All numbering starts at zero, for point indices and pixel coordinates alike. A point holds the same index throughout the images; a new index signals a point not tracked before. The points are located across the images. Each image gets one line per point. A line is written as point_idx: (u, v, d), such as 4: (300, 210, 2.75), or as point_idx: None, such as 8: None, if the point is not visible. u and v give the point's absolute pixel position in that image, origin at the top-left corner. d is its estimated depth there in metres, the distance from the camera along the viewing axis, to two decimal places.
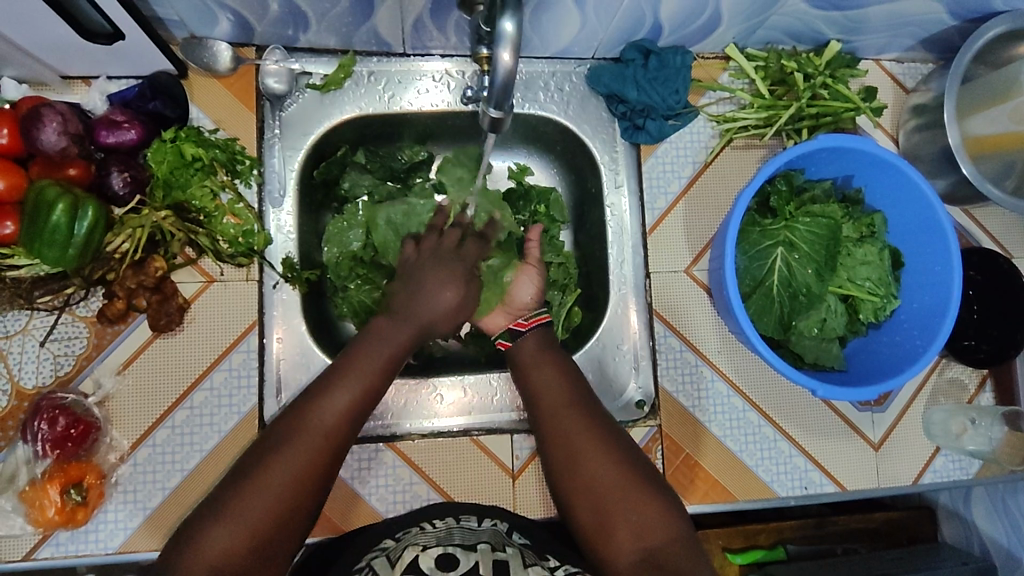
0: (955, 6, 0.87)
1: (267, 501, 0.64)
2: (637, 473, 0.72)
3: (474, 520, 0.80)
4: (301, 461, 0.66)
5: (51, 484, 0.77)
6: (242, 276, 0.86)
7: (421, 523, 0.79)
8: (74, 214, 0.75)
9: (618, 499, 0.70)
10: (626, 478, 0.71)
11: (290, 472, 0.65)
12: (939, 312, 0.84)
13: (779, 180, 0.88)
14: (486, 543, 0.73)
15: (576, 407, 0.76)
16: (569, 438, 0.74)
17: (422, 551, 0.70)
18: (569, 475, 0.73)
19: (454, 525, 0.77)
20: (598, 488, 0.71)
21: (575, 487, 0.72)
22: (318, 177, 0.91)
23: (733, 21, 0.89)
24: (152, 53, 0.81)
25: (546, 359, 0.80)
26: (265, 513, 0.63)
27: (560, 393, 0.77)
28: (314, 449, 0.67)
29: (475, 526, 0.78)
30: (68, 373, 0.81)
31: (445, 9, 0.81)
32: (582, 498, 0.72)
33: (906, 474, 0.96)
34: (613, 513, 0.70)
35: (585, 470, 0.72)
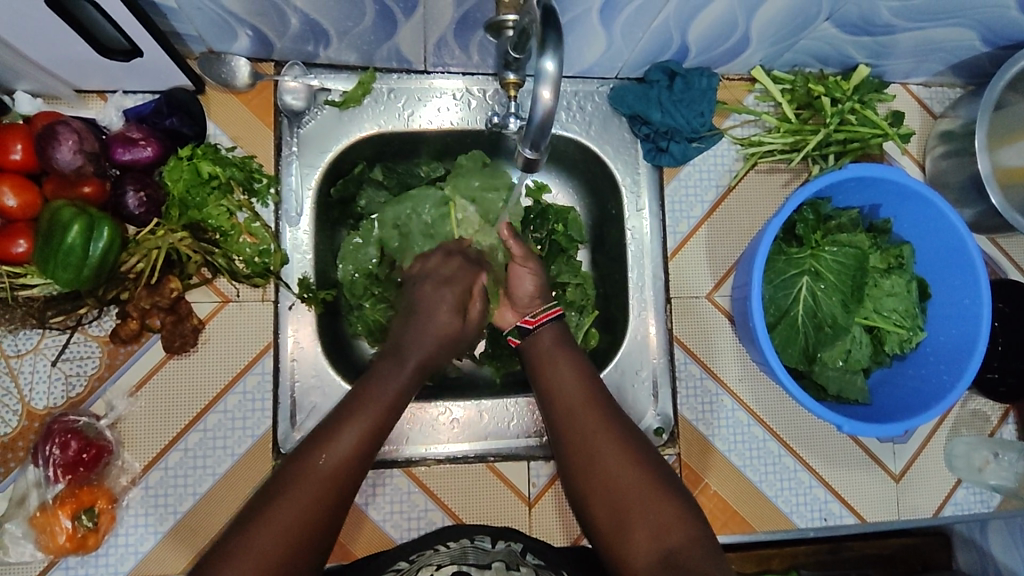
0: (988, 34, 0.85)
1: (294, 515, 0.59)
2: (657, 473, 0.69)
3: (488, 537, 0.76)
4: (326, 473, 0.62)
5: (62, 509, 0.76)
6: (258, 296, 0.85)
7: (435, 543, 0.76)
8: (89, 235, 0.73)
9: (637, 499, 0.67)
10: (645, 477, 0.69)
11: (318, 484, 0.62)
12: (967, 346, 0.82)
13: (805, 208, 0.86)
14: (500, 564, 0.72)
15: (592, 407, 0.74)
16: (586, 440, 0.72)
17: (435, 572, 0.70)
18: (586, 477, 0.70)
19: (469, 545, 0.75)
20: (617, 489, 0.68)
21: (593, 490, 0.70)
22: (335, 195, 0.90)
23: (761, 44, 0.87)
24: (170, 69, 0.80)
25: (561, 361, 0.79)
26: (291, 527, 0.59)
27: (576, 393, 0.76)
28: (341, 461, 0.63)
29: (489, 546, 0.75)
30: (79, 394, 0.80)
31: (469, 29, 0.79)
32: (600, 500, 0.69)
33: (927, 506, 0.95)
34: (633, 514, 0.66)
35: (602, 470, 0.70)
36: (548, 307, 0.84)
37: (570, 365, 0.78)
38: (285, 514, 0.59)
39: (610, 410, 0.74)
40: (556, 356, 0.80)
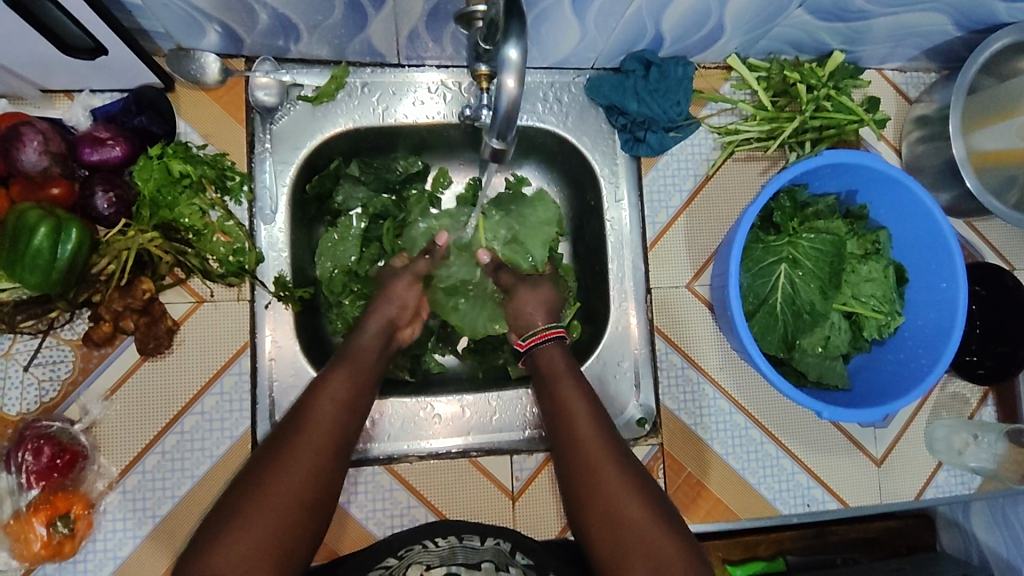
0: (961, 18, 0.85)
1: (262, 518, 0.62)
2: (655, 504, 0.70)
3: (477, 536, 0.77)
4: (296, 478, 0.65)
5: (36, 516, 0.74)
6: (233, 296, 0.83)
7: (425, 541, 0.77)
8: (57, 237, 0.72)
9: (635, 529, 0.68)
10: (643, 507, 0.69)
11: (290, 490, 0.64)
12: (944, 330, 0.83)
13: (782, 196, 0.86)
14: (490, 564, 0.72)
15: (596, 433, 0.74)
16: (589, 466, 0.72)
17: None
18: (587, 503, 0.71)
19: (457, 544, 0.75)
20: (617, 517, 0.69)
21: (592, 516, 0.70)
22: (310, 191, 0.89)
23: (736, 32, 0.87)
24: (137, 67, 0.78)
25: (568, 382, 0.78)
26: (264, 536, 0.61)
27: (583, 420, 0.75)
28: (307, 462, 0.66)
29: (479, 544, 0.75)
30: (53, 399, 0.79)
31: (441, 21, 0.78)
32: (597, 527, 0.69)
33: (909, 490, 0.95)
34: (629, 544, 0.67)
35: (602, 498, 0.70)
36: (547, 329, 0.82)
37: (577, 388, 0.77)
38: (254, 519, 0.61)
39: (613, 438, 0.74)
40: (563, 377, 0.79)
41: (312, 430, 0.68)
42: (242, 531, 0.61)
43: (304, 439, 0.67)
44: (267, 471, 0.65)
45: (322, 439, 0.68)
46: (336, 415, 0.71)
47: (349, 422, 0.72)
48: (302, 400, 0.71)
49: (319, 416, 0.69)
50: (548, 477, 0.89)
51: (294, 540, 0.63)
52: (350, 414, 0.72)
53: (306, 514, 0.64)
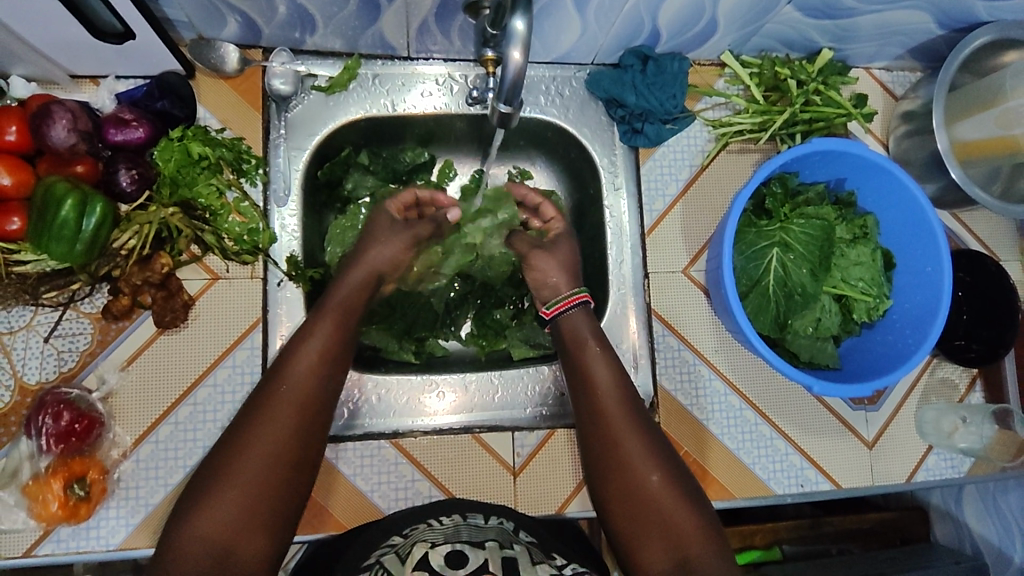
0: (942, 16, 0.90)
1: (240, 490, 0.65)
2: (683, 489, 0.75)
3: (480, 515, 0.79)
4: (270, 449, 0.67)
5: (54, 479, 0.77)
6: (247, 273, 0.87)
7: (428, 519, 0.78)
8: (82, 210, 0.75)
9: (666, 514, 0.73)
10: (675, 494, 0.74)
11: (263, 463, 0.66)
12: (930, 313, 0.86)
13: (774, 182, 0.90)
14: (494, 541, 0.72)
15: (631, 423, 0.78)
16: (623, 447, 0.76)
17: (430, 549, 0.69)
18: (618, 489, 0.75)
19: (461, 521, 0.76)
20: (649, 502, 0.73)
21: (622, 501, 0.75)
22: (321, 177, 0.94)
23: (729, 29, 0.92)
24: (162, 53, 0.82)
25: (601, 369, 0.81)
26: (251, 503, 0.65)
27: (619, 411, 0.78)
28: (281, 433, 0.68)
29: (483, 523, 0.77)
30: (71, 369, 0.81)
31: (450, 14, 0.83)
32: (621, 507, 0.75)
33: (900, 472, 0.98)
34: (654, 529, 0.73)
35: (635, 484, 0.74)
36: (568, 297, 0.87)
37: (610, 373, 0.81)
38: (229, 493, 0.65)
39: (647, 426, 0.78)
40: (594, 363, 0.82)
41: (292, 393, 0.70)
42: (216, 505, 0.64)
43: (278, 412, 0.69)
44: (252, 435, 0.67)
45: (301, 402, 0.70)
46: (313, 376, 0.73)
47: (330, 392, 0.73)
48: (279, 363, 0.73)
49: (298, 374, 0.72)
50: (549, 453, 0.91)
51: (281, 500, 0.67)
52: (328, 373, 0.74)
53: (282, 487, 0.67)
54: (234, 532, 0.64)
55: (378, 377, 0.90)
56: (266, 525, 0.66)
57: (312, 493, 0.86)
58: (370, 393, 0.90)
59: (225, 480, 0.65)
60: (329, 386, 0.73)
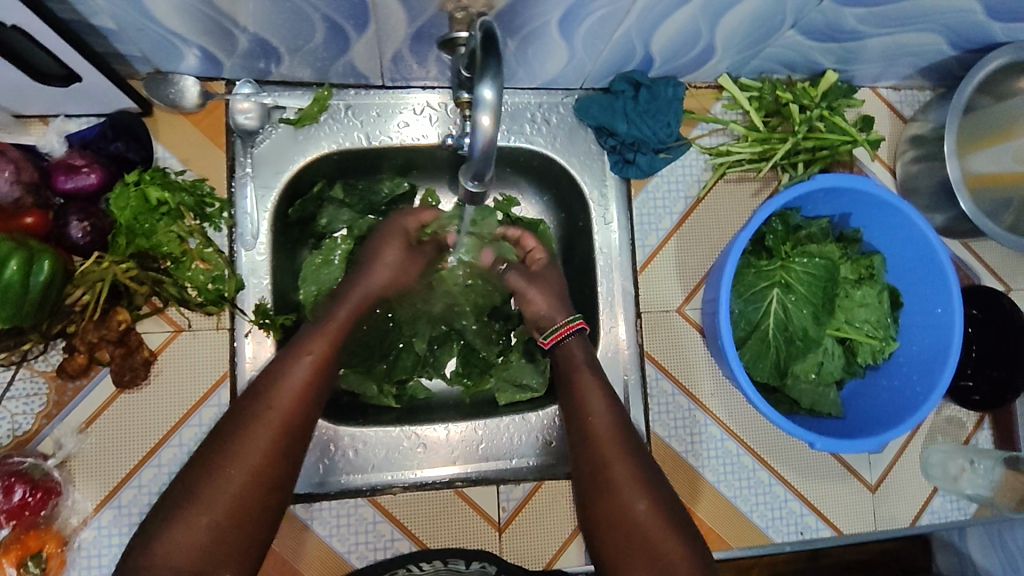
0: (955, 38, 0.83)
1: (206, 520, 0.63)
2: (669, 514, 0.71)
3: (462, 559, 0.79)
4: (240, 475, 0.65)
5: (6, 557, 0.72)
6: (212, 324, 0.82)
7: (409, 565, 0.79)
8: (29, 269, 0.69)
9: (647, 539, 0.70)
10: (659, 520, 0.70)
11: (233, 493, 0.64)
12: (940, 356, 0.81)
13: (774, 219, 0.85)
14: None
15: (620, 443, 0.75)
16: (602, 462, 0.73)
17: None
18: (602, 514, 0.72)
19: (442, 567, 0.79)
20: (632, 526, 0.70)
21: (605, 524, 0.71)
22: (292, 215, 0.88)
23: (726, 53, 0.85)
24: (113, 92, 0.76)
25: (592, 387, 0.78)
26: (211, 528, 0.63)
27: (608, 430, 0.75)
28: (250, 457, 0.65)
29: (464, 568, 0.79)
30: (27, 433, 0.77)
31: (424, 43, 0.77)
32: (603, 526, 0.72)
33: (904, 516, 0.93)
34: (634, 554, 0.69)
35: (612, 494, 0.72)
36: (570, 321, 0.85)
37: (601, 391, 0.78)
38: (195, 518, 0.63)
39: (635, 448, 0.75)
40: (587, 382, 0.79)
41: (266, 418, 0.67)
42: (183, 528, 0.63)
43: (253, 434, 0.66)
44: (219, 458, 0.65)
45: (276, 426, 0.67)
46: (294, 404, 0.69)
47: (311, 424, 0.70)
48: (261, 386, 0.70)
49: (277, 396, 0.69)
50: (536, 506, 0.87)
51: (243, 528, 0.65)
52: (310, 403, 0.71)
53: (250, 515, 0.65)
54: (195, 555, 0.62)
55: (355, 430, 0.85)
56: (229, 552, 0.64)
57: (287, 556, 0.82)
58: (347, 447, 0.85)
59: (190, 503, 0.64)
60: (309, 419, 0.70)
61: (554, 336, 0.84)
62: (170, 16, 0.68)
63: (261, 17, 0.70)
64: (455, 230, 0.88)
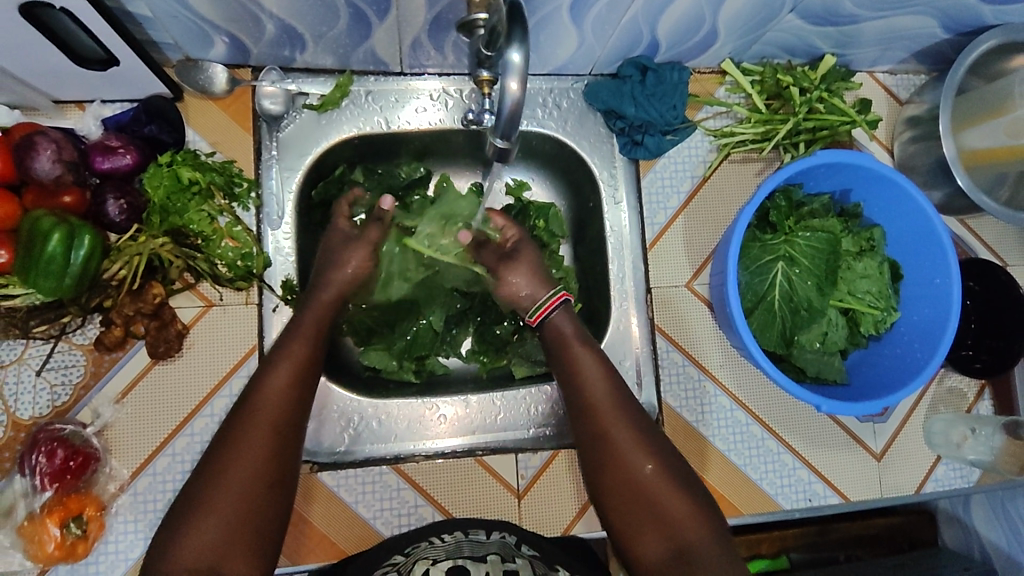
0: (948, 21, 0.88)
1: (221, 509, 0.63)
2: (678, 479, 0.73)
3: (481, 531, 0.80)
4: (247, 468, 0.65)
5: (50, 518, 0.75)
6: (241, 299, 0.85)
7: (430, 537, 0.79)
8: (70, 243, 0.73)
9: (659, 504, 0.71)
10: (668, 485, 0.72)
11: (248, 462, 0.66)
12: (939, 324, 0.84)
13: (778, 195, 0.88)
14: (496, 554, 0.73)
15: (619, 415, 0.76)
16: (608, 450, 0.74)
17: (431, 565, 0.70)
18: (611, 484, 0.74)
19: (462, 538, 0.76)
20: (643, 494, 0.72)
21: (615, 493, 0.73)
22: (315, 197, 0.91)
23: (729, 37, 0.89)
24: (147, 77, 0.79)
25: (585, 362, 0.80)
26: (228, 524, 0.63)
27: (605, 404, 0.77)
28: (257, 448, 0.67)
29: (484, 539, 0.77)
30: (65, 403, 0.80)
31: (443, 29, 0.81)
32: (617, 511, 0.73)
33: (909, 484, 0.96)
34: (648, 521, 0.71)
35: (625, 481, 0.73)
36: (554, 294, 0.85)
37: (597, 366, 0.79)
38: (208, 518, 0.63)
39: (635, 426, 0.76)
40: (582, 358, 0.80)
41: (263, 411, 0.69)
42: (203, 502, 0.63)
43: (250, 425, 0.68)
44: (225, 456, 0.66)
45: (273, 419, 0.69)
46: (286, 392, 0.71)
47: (301, 393, 0.73)
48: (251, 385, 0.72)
49: (270, 390, 0.71)
50: (553, 474, 0.90)
51: (261, 518, 0.65)
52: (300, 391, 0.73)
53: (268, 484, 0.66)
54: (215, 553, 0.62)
55: (377, 401, 0.89)
56: (259, 528, 0.65)
57: (315, 521, 0.85)
58: (370, 417, 0.88)
59: (202, 503, 0.64)
60: (301, 394, 0.73)
61: (538, 312, 0.85)
62: (204, 3, 0.72)
63: (289, 3, 0.73)
64: (386, 199, 0.89)
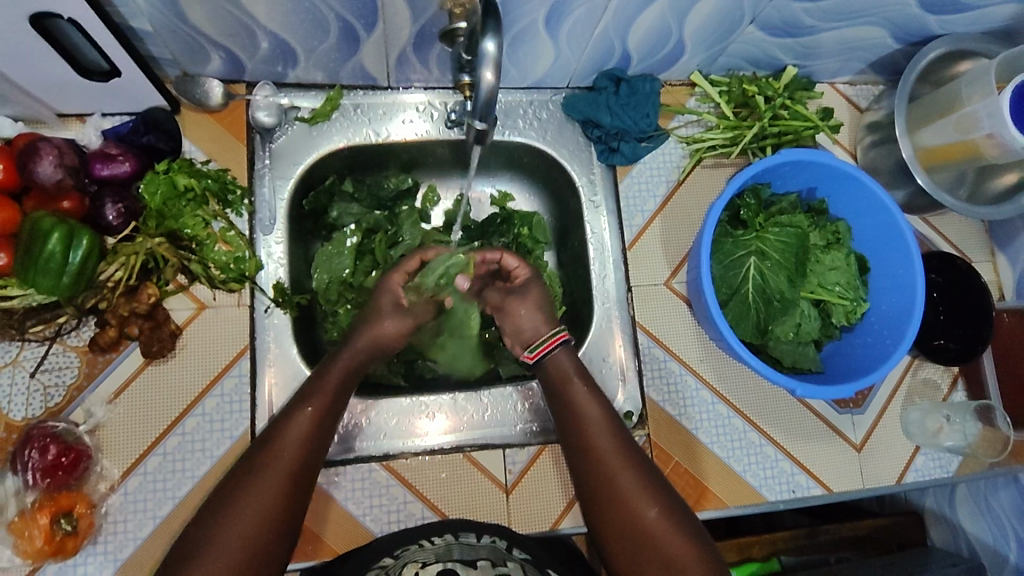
0: (897, 31, 0.94)
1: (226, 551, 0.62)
2: (683, 522, 0.72)
3: (473, 533, 0.79)
4: (261, 509, 0.65)
5: (41, 513, 0.76)
6: (233, 301, 0.88)
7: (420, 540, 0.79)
8: (69, 243, 0.76)
9: (666, 550, 0.70)
10: (681, 535, 0.71)
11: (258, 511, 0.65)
12: (906, 314, 0.88)
13: (747, 194, 0.93)
14: (486, 560, 0.74)
15: (628, 464, 0.75)
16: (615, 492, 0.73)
17: (421, 569, 0.72)
18: (619, 534, 0.72)
19: (453, 540, 0.77)
20: (655, 544, 0.71)
21: (624, 544, 0.72)
22: (306, 207, 0.96)
23: (696, 50, 0.95)
24: (147, 89, 0.84)
25: (590, 406, 0.79)
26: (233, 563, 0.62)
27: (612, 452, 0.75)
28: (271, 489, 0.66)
29: (475, 541, 0.77)
30: (58, 404, 0.81)
31: (427, 43, 0.86)
32: (626, 553, 0.72)
33: (890, 474, 0.98)
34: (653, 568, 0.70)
35: (635, 524, 0.71)
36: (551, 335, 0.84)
37: (601, 414, 0.78)
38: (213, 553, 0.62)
39: (641, 463, 0.75)
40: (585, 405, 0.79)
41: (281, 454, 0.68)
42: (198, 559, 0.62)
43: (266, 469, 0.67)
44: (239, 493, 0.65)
45: (291, 460, 0.68)
46: (310, 428, 0.71)
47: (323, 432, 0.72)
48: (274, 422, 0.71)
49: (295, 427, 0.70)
50: (540, 469, 0.91)
51: (266, 558, 0.65)
52: (321, 431, 0.72)
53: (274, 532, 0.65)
54: None
55: (367, 400, 0.91)
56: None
57: (308, 520, 0.86)
58: (359, 416, 0.90)
59: (205, 539, 0.63)
60: (321, 436, 0.72)
61: (536, 349, 0.83)
62: (201, 18, 0.76)
63: (281, 18, 0.78)
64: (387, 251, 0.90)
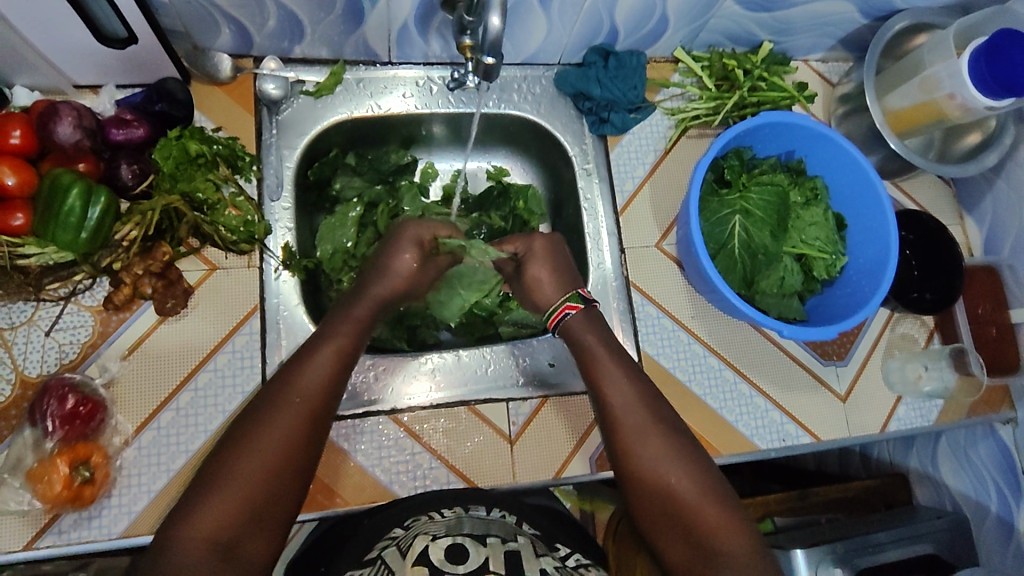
0: (864, 7, 1.01)
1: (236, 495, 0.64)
2: (696, 472, 0.74)
3: (482, 508, 0.75)
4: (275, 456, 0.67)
5: (60, 459, 0.77)
6: (243, 263, 0.91)
7: (430, 512, 0.75)
8: (87, 199, 0.79)
9: (679, 498, 0.72)
10: (693, 484, 0.73)
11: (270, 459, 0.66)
12: (881, 263, 0.94)
13: (731, 155, 0.98)
14: (496, 537, 0.69)
15: (640, 418, 0.78)
16: (628, 444, 0.76)
17: (431, 541, 0.67)
18: (636, 485, 0.75)
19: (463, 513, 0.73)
20: (669, 493, 0.73)
21: (641, 495, 0.74)
22: (311, 176, 1.00)
23: (678, 25, 1.02)
24: (161, 59, 0.88)
25: (606, 364, 0.82)
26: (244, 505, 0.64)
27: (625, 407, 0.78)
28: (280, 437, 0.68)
29: (485, 515, 0.74)
30: (74, 360, 0.84)
31: (428, 15, 0.91)
32: (643, 504, 0.74)
33: (874, 423, 1.03)
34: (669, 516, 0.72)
35: (650, 475, 0.74)
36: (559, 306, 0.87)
37: (616, 371, 0.81)
38: (224, 498, 0.64)
39: (654, 416, 0.78)
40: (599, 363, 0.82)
41: (293, 404, 0.70)
42: (209, 503, 0.64)
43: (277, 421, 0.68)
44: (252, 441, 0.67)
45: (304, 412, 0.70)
46: (322, 383, 0.72)
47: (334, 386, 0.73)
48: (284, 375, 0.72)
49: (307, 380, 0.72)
50: (543, 421, 0.95)
51: (277, 504, 0.66)
52: (332, 386, 0.73)
53: (284, 479, 0.67)
54: (235, 529, 0.63)
55: (374, 356, 0.94)
56: (264, 522, 0.65)
57: (319, 473, 0.88)
58: (367, 373, 0.93)
59: (216, 483, 0.65)
60: (333, 390, 0.73)
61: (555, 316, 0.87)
62: None
63: None
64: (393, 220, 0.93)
